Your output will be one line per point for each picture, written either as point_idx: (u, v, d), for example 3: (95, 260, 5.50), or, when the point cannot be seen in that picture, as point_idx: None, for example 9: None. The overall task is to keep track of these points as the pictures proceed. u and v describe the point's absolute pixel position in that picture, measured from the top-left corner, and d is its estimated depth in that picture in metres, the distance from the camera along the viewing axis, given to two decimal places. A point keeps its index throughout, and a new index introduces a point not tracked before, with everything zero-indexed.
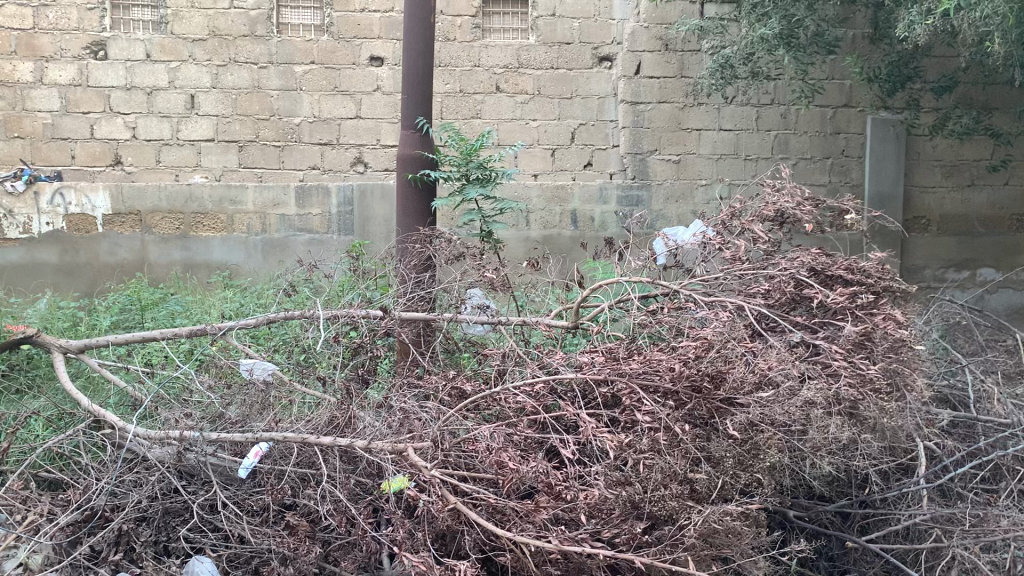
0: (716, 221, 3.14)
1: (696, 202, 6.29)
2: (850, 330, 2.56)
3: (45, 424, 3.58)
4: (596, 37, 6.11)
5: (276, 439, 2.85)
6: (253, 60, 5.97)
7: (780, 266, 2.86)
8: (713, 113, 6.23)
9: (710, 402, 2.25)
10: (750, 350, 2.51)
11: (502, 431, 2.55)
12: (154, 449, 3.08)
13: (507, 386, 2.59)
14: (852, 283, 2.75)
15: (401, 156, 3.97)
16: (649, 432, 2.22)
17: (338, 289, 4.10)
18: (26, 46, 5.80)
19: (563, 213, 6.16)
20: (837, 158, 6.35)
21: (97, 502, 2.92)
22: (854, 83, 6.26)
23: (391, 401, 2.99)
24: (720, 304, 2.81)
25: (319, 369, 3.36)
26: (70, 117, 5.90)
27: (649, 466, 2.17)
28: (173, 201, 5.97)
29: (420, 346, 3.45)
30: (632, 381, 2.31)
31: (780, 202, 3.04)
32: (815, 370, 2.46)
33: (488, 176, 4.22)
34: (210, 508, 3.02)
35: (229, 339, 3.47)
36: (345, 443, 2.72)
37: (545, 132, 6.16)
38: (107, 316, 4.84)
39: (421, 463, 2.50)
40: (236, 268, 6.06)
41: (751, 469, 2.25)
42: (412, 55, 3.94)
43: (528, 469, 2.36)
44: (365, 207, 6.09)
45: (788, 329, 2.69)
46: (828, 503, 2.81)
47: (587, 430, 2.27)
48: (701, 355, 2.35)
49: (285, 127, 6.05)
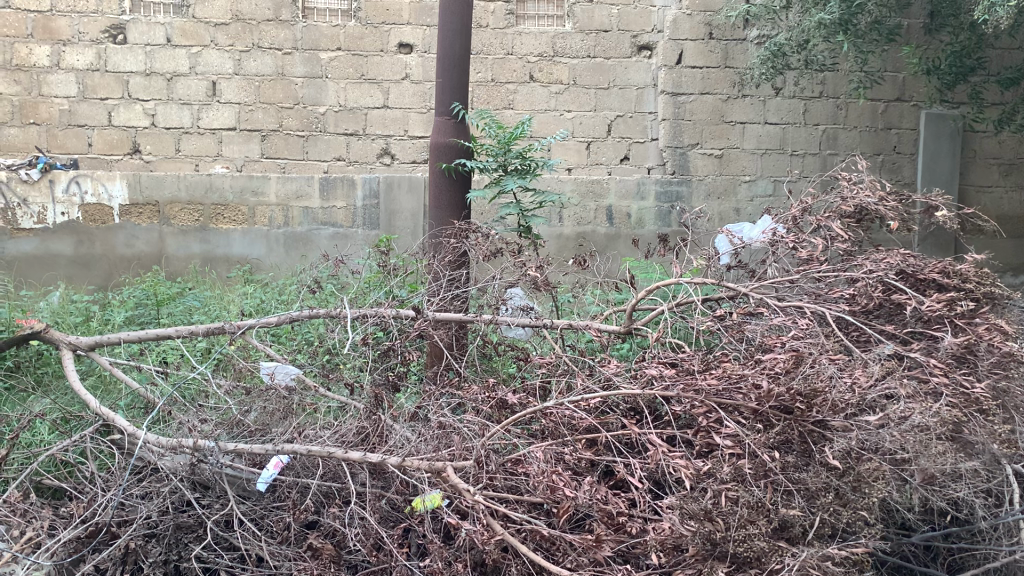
0: (786, 218, 2.84)
1: (739, 199, 5.97)
2: (951, 342, 2.25)
3: (50, 427, 3.32)
4: (636, 24, 5.80)
5: (299, 452, 2.57)
6: (277, 46, 5.72)
7: (864, 267, 2.56)
8: (758, 105, 5.90)
9: (804, 426, 1.95)
10: (836, 364, 2.20)
11: (554, 449, 2.25)
12: (165, 458, 2.83)
13: (562, 400, 2.30)
14: (948, 288, 2.43)
15: (434, 144, 3.69)
16: (730, 458, 1.95)
17: (366, 286, 3.81)
18: (43, 29, 5.55)
19: (598, 209, 5.86)
20: (888, 155, 6.02)
21: (103, 516, 2.66)
22: (908, 75, 5.92)
23: (427, 410, 2.70)
24: (795, 309, 2.53)
25: (345, 372, 3.09)
26: (87, 104, 5.66)
27: (732, 500, 1.89)
28: (192, 192, 5.72)
29: (455, 350, 3.18)
30: (709, 400, 2.03)
31: (860, 196, 2.75)
32: (915, 387, 2.15)
33: (526, 166, 3.91)
34: (226, 524, 2.75)
35: (249, 339, 3.21)
36: (377, 459, 2.45)
37: (580, 124, 5.85)
38: (121, 312, 4.57)
39: (463, 485, 2.22)
40: (258, 263, 5.82)
41: (853, 506, 1.94)
42: (449, 37, 3.65)
43: (584, 495, 2.07)
44: (392, 200, 5.82)
45: (875, 340, 2.40)
46: (915, 531, 2.48)
47: (656, 454, 2.00)
48: (791, 369, 2.05)
49: (310, 116, 5.80)
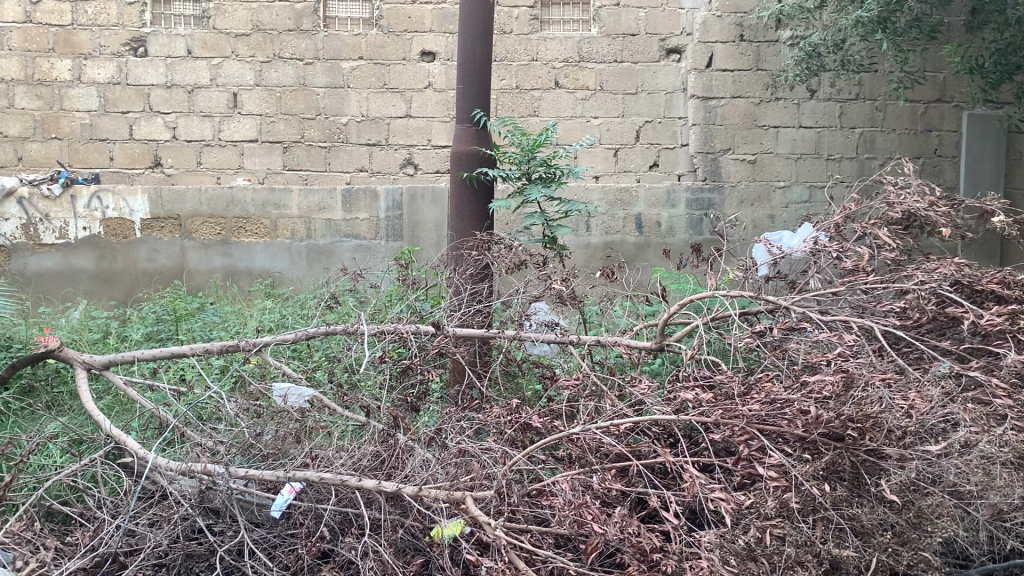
0: (829, 225, 2.67)
1: (774, 205, 5.77)
2: (1015, 360, 2.06)
3: (62, 450, 3.21)
4: (664, 27, 5.64)
5: (311, 479, 2.43)
6: (298, 56, 5.62)
7: (915, 278, 2.38)
8: (793, 109, 5.70)
9: (857, 455, 1.79)
10: (888, 384, 2.02)
11: (581, 479, 2.09)
12: (175, 483, 2.70)
13: (590, 425, 2.12)
14: (1009, 300, 2.25)
15: (455, 153, 3.56)
16: (775, 491, 1.78)
17: (386, 301, 3.66)
18: (64, 43, 5.51)
19: (627, 218, 5.71)
20: (929, 158, 5.80)
21: (110, 546, 2.52)
22: (949, 75, 5.70)
23: (445, 433, 2.55)
24: (841, 324, 2.35)
25: (363, 392, 2.95)
26: (108, 117, 5.60)
27: (780, 538, 1.76)
28: (213, 205, 5.64)
29: (477, 366, 3.03)
30: (750, 426, 1.86)
31: (908, 201, 2.57)
32: (976, 410, 1.97)
33: (552, 175, 3.76)
34: (238, 553, 2.61)
35: (265, 357, 3.07)
36: (393, 487, 2.30)
37: (608, 131, 5.69)
38: (140, 328, 4.48)
39: (483, 518, 2.06)
40: (280, 276, 5.72)
41: (913, 546, 1.87)
42: (469, 41, 3.51)
43: (614, 529, 1.90)
44: (415, 211, 5.69)
45: (929, 358, 2.22)
46: (973, 564, 2.25)
47: (692, 486, 1.82)
48: (841, 393, 1.88)
49: (332, 127, 5.70)
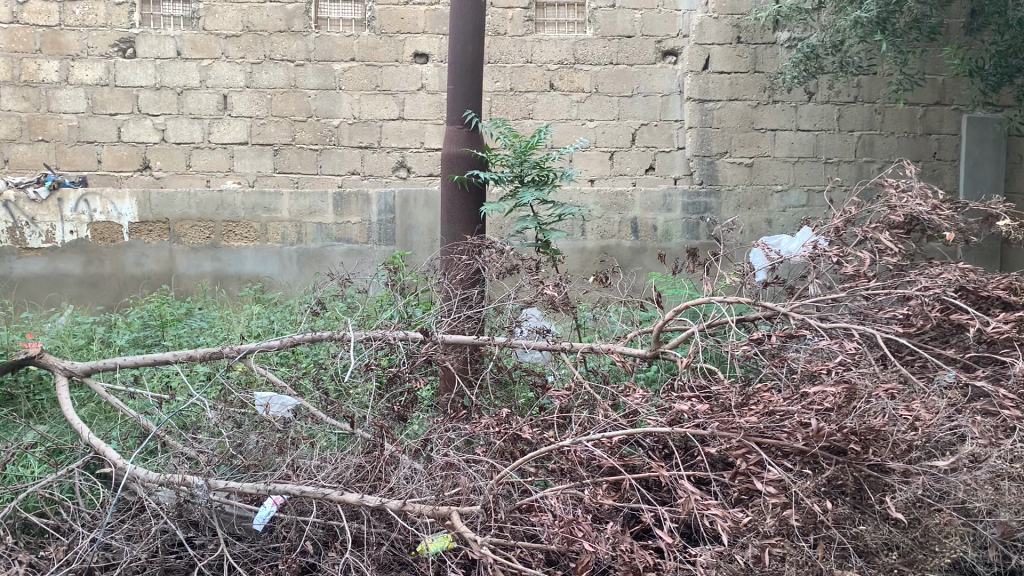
0: (828, 229, 2.59)
1: (771, 209, 5.70)
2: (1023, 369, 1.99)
3: (39, 460, 3.10)
4: (661, 29, 5.57)
5: (292, 493, 2.33)
6: (289, 58, 5.54)
7: (918, 284, 2.30)
8: (790, 112, 5.63)
9: (860, 470, 1.73)
10: (892, 395, 1.93)
11: (572, 494, 2.00)
12: (155, 495, 2.60)
13: (581, 438, 2.03)
14: (1015, 306, 2.17)
15: (445, 155, 3.47)
16: (774, 509, 1.70)
17: (375, 306, 3.57)
18: (51, 44, 5.42)
19: (623, 222, 5.62)
20: (928, 162, 5.73)
21: (84, 561, 2.42)
22: (949, 78, 5.63)
23: (432, 445, 2.46)
24: (841, 331, 2.28)
25: (349, 401, 2.86)
26: (96, 119, 5.51)
27: (780, 558, 1.74)
28: (203, 208, 5.55)
29: (467, 374, 2.94)
30: (749, 440, 1.77)
31: (911, 205, 2.49)
32: (984, 422, 1.89)
33: (544, 177, 3.67)
34: (218, 568, 2.52)
35: (250, 364, 2.96)
36: (376, 502, 2.20)
37: (603, 134, 5.62)
38: (126, 333, 4.38)
39: (469, 535, 1.97)
40: (270, 281, 5.63)
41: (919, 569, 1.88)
42: (460, 40, 3.43)
43: (606, 547, 1.82)
44: (407, 215, 5.62)
45: (934, 368, 2.13)
46: None
47: (687, 504, 1.73)
48: (843, 405, 1.80)
49: (323, 129, 5.62)
